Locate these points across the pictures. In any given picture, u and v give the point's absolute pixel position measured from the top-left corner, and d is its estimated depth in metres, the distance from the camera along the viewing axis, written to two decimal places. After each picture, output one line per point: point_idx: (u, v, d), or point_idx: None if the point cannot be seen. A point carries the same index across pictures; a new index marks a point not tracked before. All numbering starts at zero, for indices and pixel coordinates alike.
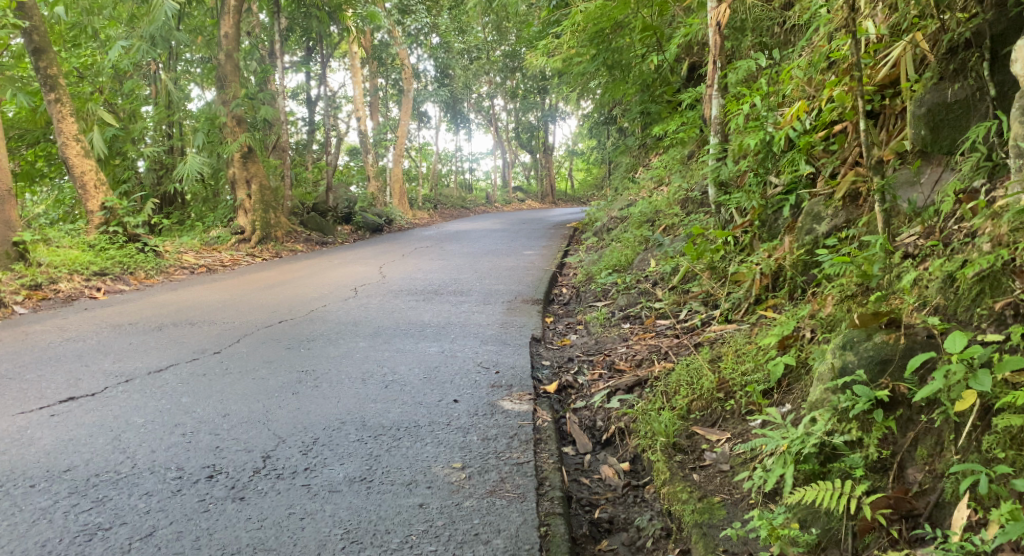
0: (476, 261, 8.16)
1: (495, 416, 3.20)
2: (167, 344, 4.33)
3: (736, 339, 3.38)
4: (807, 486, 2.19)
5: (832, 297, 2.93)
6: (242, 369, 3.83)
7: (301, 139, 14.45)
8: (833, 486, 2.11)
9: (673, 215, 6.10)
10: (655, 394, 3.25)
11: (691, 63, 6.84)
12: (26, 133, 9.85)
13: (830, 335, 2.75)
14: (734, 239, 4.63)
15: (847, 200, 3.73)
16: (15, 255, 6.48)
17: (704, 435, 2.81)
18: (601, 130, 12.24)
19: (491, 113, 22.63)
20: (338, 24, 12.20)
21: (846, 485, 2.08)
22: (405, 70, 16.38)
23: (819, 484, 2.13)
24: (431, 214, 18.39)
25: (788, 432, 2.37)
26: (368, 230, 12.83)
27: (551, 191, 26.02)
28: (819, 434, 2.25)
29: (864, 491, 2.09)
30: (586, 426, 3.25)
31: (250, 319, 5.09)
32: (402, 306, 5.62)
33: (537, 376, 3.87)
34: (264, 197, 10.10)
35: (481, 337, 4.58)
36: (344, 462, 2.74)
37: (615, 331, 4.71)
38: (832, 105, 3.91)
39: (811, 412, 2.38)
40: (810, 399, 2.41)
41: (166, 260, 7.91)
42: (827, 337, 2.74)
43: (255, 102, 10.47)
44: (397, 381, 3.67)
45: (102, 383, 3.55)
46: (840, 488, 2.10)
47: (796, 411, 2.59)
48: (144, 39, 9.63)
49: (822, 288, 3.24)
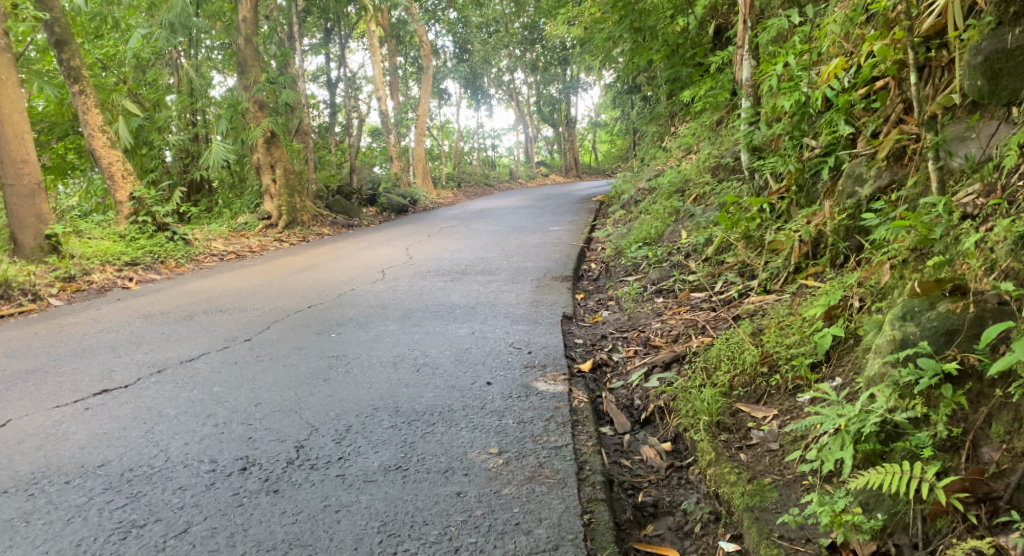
0: (503, 238, 8.06)
1: (530, 398, 3.12)
2: (198, 333, 4.31)
3: (777, 310, 3.25)
4: (868, 469, 2.08)
5: (886, 265, 2.78)
6: (273, 356, 3.79)
7: (323, 122, 14.39)
8: (901, 470, 1.98)
9: (704, 183, 5.93)
10: (693, 370, 3.14)
11: (717, 25, 6.64)
12: (53, 125, 9.89)
13: (882, 305, 2.62)
14: (770, 207, 4.47)
15: (890, 160, 3.59)
16: (48, 248, 6.48)
17: (750, 413, 2.69)
18: (625, 99, 12.02)
19: (511, 87, 22.41)
20: (355, 3, 12.09)
21: (915, 468, 1.95)
22: (425, 47, 16.22)
23: (884, 468, 2.00)
24: (455, 192, 18.29)
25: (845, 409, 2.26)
26: (392, 211, 12.79)
27: (574, 164, 25.73)
28: (880, 412, 2.14)
29: (936, 474, 1.95)
30: (623, 405, 3.16)
31: (279, 305, 5.05)
32: (431, 287, 5.54)
33: (571, 355, 3.78)
34: (289, 182, 10.08)
35: (511, 316, 4.49)
36: (378, 449, 2.68)
37: (648, 306, 4.58)
38: (873, 61, 3.75)
39: (869, 388, 2.28)
40: (866, 373, 2.30)
41: (195, 248, 7.93)
42: (878, 307, 2.62)
43: (276, 86, 10.43)
44: (429, 364, 3.60)
45: (136, 375, 3.53)
46: (908, 471, 1.97)
47: (848, 385, 2.48)
48: (162, 27, 9.60)
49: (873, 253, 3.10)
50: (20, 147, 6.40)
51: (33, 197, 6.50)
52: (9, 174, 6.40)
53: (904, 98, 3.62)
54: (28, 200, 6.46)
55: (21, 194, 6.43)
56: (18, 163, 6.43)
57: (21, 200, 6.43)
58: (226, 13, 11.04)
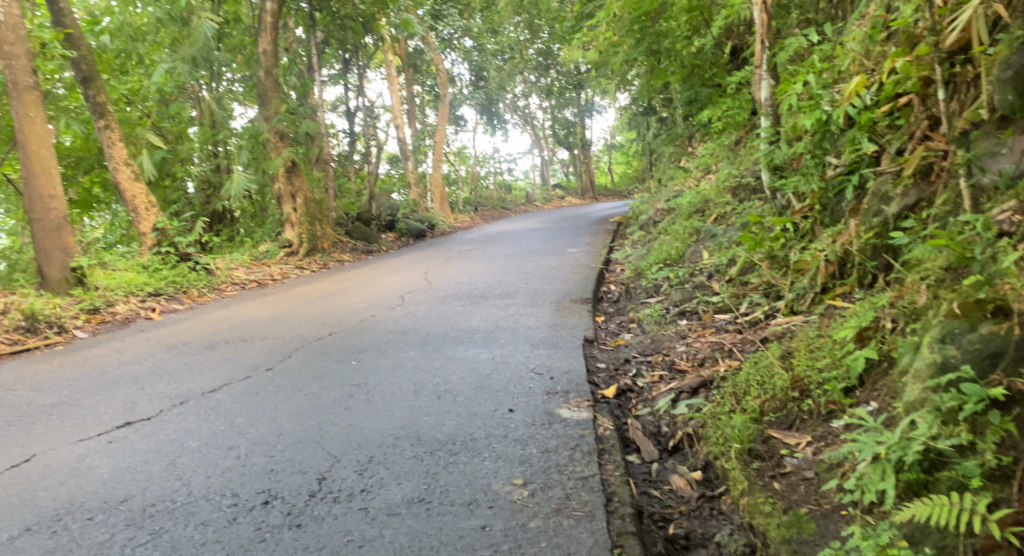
0: (522, 262, 8.03)
1: (554, 425, 3.06)
2: (220, 363, 4.30)
3: (806, 332, 3.18)
4: (913, 501, 2.02)
5: (923, 287, 2.71)
6: (295, 386, 3.77)
7: (342, 150, 14.55)
8: (948, 501, 1.92)
9: (724, 203, 5.89)
10: (721, 396, 3.06)
11: (733, 47, 6.68)
12: (80, 160, 10.10)
13: (917, 326, 2.57)
14: (794, 226, 4.40)
15: (917, 177, 3.54)
16: (74, 281, 6.55)
17: (782, 440, 2.64)
18: (641, 121, 12.05)
19: (527, 112, 22.59)
20: (373, 34, 12.29)
21: (965, 500, 1.89)
22: (441, 75, 16.41)
23: (931, 499, 1.94)
24: (472, 217, 18.36)
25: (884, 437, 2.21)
26: (411, 236, 12.83)
27: (591, 186, 25.75)
28: (923, 440, 2.08)
29: (987, 506, 1.89)
30: (650, 432, 3.09)
31: (300, 333, 5.04)
32: (450, 312, 5.51)
33: (594, 381, 3.72)
34: (309, 210, 10.15)
35: (532, 340, 4.44)
36: (401, 481, 2.63)
37: (671, 329, 4.51)
38: (896, 77, 3.70)
39: (908, 414, 2.23)
40: (905, 398, 2.25)
41: (218, 277, 7.99)
42: (913, 328, 2.57)
43: (296, 116, 10.59)
44: (450, 391, 3.55)
45: (158, 406, 3.52)
46: (958, 503, 1.91)
47: (885, 411, 2.42)
48: (185, 61, 9.80)
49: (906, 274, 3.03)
50: (47, 182, 6.50)
51: (60, 230, 6.58)
52: (36, 208, 6.48)
53: (929, 115, 3.57)
54: (55, 234, 6.55)
55: (48, 228, 6.51)
56: (45, 197, 6.52)
57: (47, 233, 6.51)
58: (247, 46, 11.25)
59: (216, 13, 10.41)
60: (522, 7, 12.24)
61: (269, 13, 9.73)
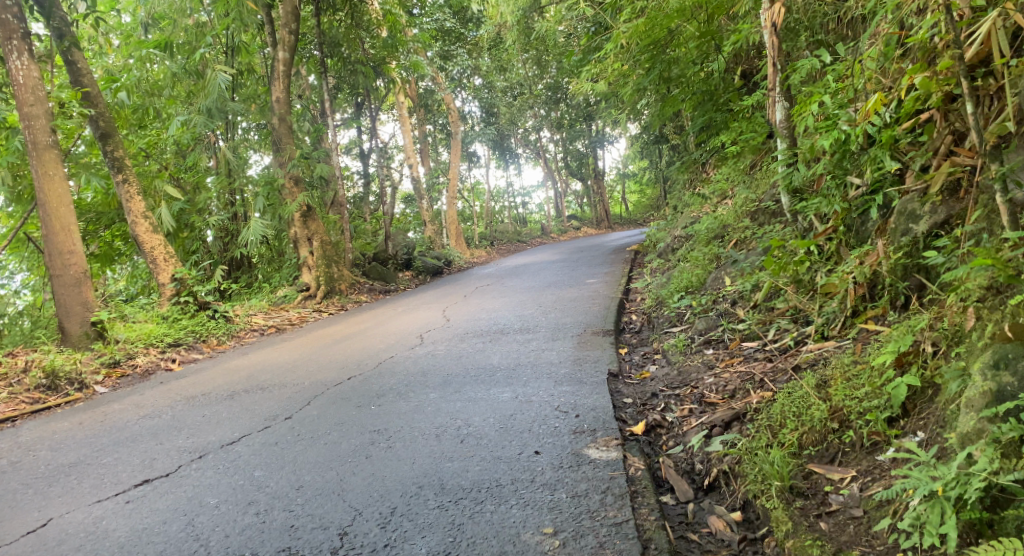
0: (540, 295, 7.94)
1: (582, 467, 2.95)
2: (239, 413, 4.25)
3: (841, 358, 3.08)
4: (979, 543, 2.04)
5: (972, 310, 2.59)
6: (315, 434, 3.69)
7: (357, 192, 14.64)
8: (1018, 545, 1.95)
9: (744, 227, 5.82)
10: (756, 429, 2.95)
11: (742, 71, 6.73)
12: (100, 215, 10.24)
13: (964, 351, 2.50)
14: (818, 249, 4.31)
15: (945, 195, 3.50)
16: (94, 334, 6.55)
17: (824, 475, 2.58)
18: (653, 149, 12.04)
19: (538, 145, 22.69)
20: (383, 77, 12.43)
21: None
22: (452, 114, 16.56)
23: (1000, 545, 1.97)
24: (488, 251, 18.33)
25: (938, 471, 2.22)
26: (428, 274, 12.78)
27: (606, 216, 25.62)
28: (984, 476, 2.10)
29: None
30: (683, 470, 2.98)
31: (320, 379, 4.97)
32: (470, 349, 5.42)
33: (621, 417, 3.60)
34: (326, 252, 10.16)
35: (555, 377, 4.32)
36: (425, 534, 2.58)
37: (698, 359, 4.38)
38: (915, 93, 3.64)
39: (963, 447, 2.24)
40: (959, 429, 2.27)
41: (237, 324, 7.99)
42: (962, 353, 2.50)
43: (311, 161, 10.72)
44: (473, 434, 3.46)
45: (176, 462, 3.45)
46: None
47: (935, 442, 2.38)
48: (201, 113, 9.94)
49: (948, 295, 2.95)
50: (67, 238, 6.53)
51: (79, 285, 6.59)
52: (56, 265, 6.50)
53: (952, 129, 3.52)
54: (75, 289, 6.56)
55: (68, 283, 6.53)
56: (65, 253, 6.54)
57: (68, 289, 6.53)
58: (261, 95, 11.41)
59: (229, 65, 10.59)
60: (529, 43, 12.36)
61: (281, 62, 9.88)
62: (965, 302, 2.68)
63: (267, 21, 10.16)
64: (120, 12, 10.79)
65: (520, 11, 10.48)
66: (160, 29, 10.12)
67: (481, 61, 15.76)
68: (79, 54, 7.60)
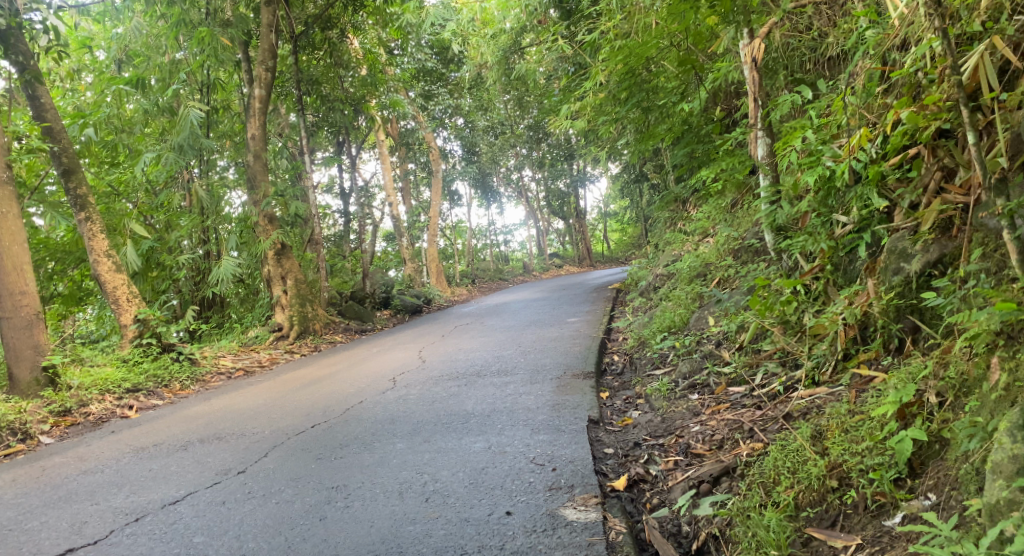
0: (520, 334, 7.68)
1: (558, 531, 2.78)
2: (190, 466, 3.93)
3: (836, 407, 2.90)
4: None
5: (995, 361, 2.40)
6: (268, 491, 3.42)
7: (336, 230, 14.40)
8: None
9: (726, 266, 5.66)
10: (747, 486, 2.76)
11: (723, 110, 6.65)
12: (67, 256, 9.78)
13: (991, 408, 2.32)
14: (805, 288, 4.11)
15: (937, 233, 3.36)
16: (45, 381, 6.16)
17: (826, 542, 2.41)
18: (635, 188, 11.96)
19: (520, 184, 22.66)
20: (363, 115, 12.29)
21: None
22: (433, 152, 16.45)
23: None
24: (469, 289, 18.07)
25: (965, 548, 2.06)
26: (406, 312, 12.46)
27: (588, 254, 25.54)
28: None
29: None
30: (669, 532, 2.79)
31: (282, 427, 4.65)
32: (443, 394, 5.12)
33: (602, 469, 3.35)
34: (300, 291, 9.81)
35: (531, 424, 4.04)
36: None
37: (682, 405, 4.12)
38: (901, 129, 3.51)
39: (993, 520, 2.07)
40: (985, 498, 2.11)
41: (202, 367, 7.63)
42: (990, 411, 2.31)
43: (286, 199, 10.45)
44: (440, 491, 3.21)
45: (108, 526, 3.21)
46: None
47: (955, 512, 2.22)
48: (173, 150, 9.60)
49: (951, 341, 2.80)
50: (19, 278, 6.21)
51: (30, 328, 6.24)
52: (7, 307, 6.16)
53: (941, 165, 3.40)
54: (26, 332, 6.21)
55: (18, 326, 6.19)
56: (16, 294, 6.21)
57: (17, 333, 6.18)
58: (237, 134, 11.24)
59: (204, 102, 10.37)
60: (510, 84, 12.32)
61: (257, 99, 9.66)
62: (984, 352, 2.49)
63: (244, 58, 10.01)
64: (94, 49, 10.59)
65: (501, 53, 10.42)
66: (133, 66, 9.92)
67: (463, 102, 15.69)
68: (43, 89, 7.35)
